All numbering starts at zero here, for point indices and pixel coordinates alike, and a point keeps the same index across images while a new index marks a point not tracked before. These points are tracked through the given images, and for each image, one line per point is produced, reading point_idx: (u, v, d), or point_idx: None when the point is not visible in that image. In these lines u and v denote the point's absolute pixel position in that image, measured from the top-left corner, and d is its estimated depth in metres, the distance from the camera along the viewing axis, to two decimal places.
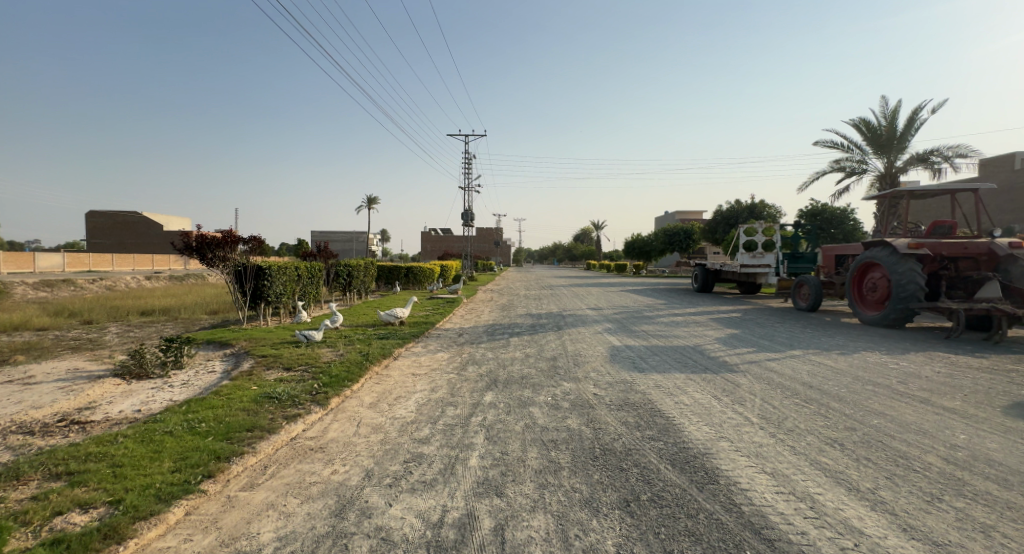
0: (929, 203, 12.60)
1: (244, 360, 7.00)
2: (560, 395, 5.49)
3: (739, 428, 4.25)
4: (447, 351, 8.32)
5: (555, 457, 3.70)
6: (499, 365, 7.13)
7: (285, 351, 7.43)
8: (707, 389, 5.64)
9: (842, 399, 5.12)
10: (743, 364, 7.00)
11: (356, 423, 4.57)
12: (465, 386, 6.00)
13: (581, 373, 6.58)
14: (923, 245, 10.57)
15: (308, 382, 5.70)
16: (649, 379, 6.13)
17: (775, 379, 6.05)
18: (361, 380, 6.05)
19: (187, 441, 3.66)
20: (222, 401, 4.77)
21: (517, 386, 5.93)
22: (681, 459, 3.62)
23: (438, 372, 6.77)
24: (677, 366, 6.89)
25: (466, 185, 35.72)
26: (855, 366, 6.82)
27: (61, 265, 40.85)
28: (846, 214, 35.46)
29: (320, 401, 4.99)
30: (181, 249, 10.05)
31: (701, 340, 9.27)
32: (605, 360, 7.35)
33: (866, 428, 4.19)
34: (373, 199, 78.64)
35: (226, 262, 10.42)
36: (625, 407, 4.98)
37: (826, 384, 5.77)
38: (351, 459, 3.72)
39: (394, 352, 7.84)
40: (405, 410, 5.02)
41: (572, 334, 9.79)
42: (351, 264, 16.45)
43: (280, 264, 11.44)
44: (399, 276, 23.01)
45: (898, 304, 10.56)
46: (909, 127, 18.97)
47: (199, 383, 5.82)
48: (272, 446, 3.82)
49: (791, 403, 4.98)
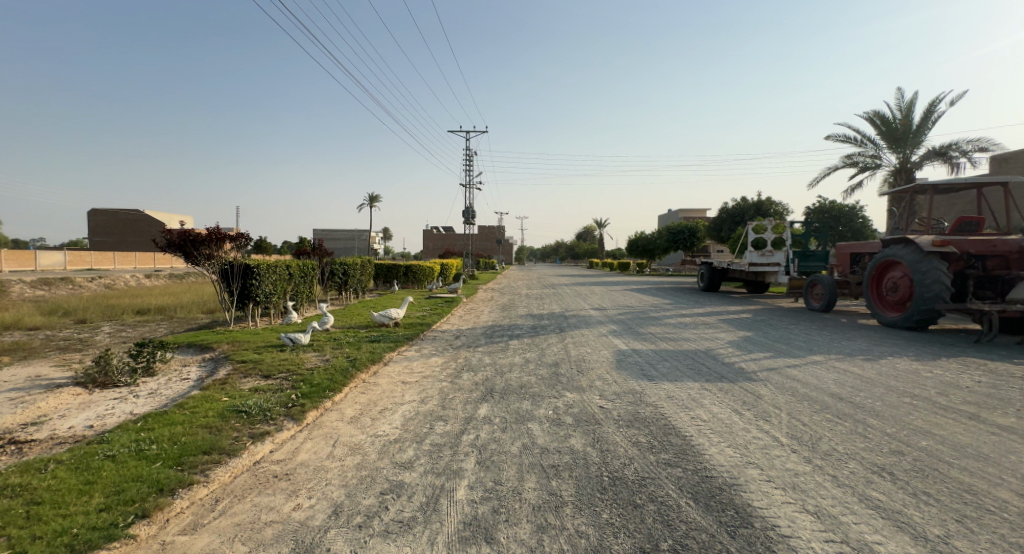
0: (951, 199, 12.01)
1: (222, 366, 6.51)
2: (563, 408, 4.96)
3: (768, 452, 3.71)
4: (442, 355, 7.80)
5: (558, 488, 3.18)
6: (497, 371, 6.60)
7: (267, 357, 6.90)
8: (725, 401, 5.10)
9: (878, 415, 4.58)
10: (762, 372, 6.45)
11: (332, 443, 4.04)
12: (458, 396, 5.47)
13: (586, 381, 6.05)
14: (949, 243, 10.02)
15: (286, 392, 5.18)
16: (660, 390, 5.59)
17: (799, 390, 5.51)
18: (344, 390, 5.52)
19: (129, 469, 3.13)
20: (184, 416, 4.25)
21: (515, 397, 5.40)
22: (706, 492, 3.09)
23: (430, 379, 6.25)
24: (690, 374, 6.35)
25: (468, 183, 35.27)
26: (884, 375, 6.27)
27: (62, 264, 40.53)
28: (854, 212, 34.80)
29: (294, 416, 4.47)
30: (162, 248, 9.50)
31: (713, 343, 8.70)
32: (611, 366, 6.81)
33: (917, 452, 3.65)
34: (376, 198, 78.10)
35: (212, 261, 9.87)
36: (635, 424, 4.45)
37: (858, 396, 5.22)
38: (319, 490, 3.18)
39: (385, 358, 7.32)
40: (389, 426, 4.50)
41: (575, 337, 9.25)
42: (346, 263, 15.91)
43: (269, 262, 10.92)
44: (398, 275, 22.45)
45: (921, 305, 10.00)
46: (925, 119, 18.33)
47: (167, 393, 5.29)
48: (229, 473, 3.30)
49: (823, 419, 4.45)
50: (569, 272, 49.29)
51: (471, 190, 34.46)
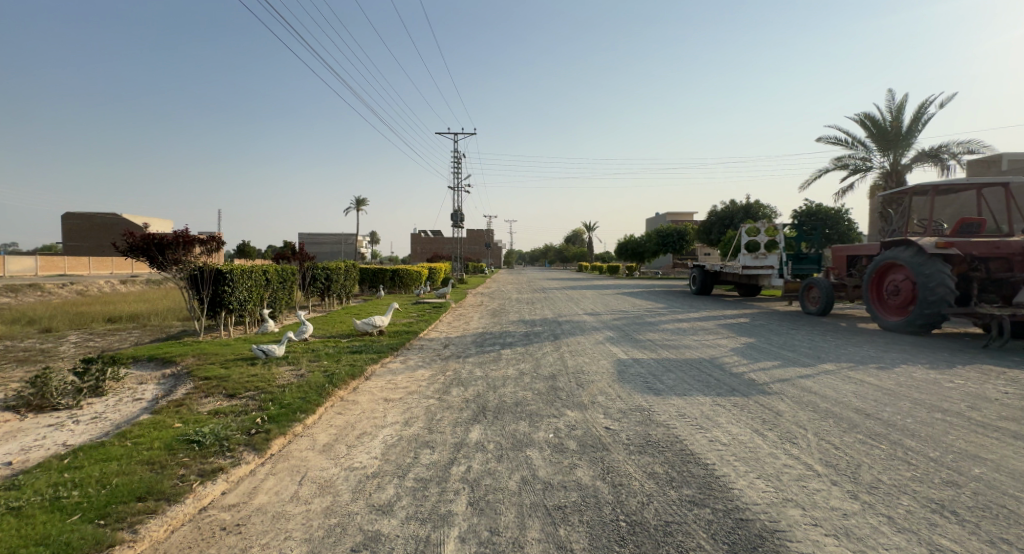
0: (951, 200, 11.68)
1: (183, 383, 5.87)
2: (564, 430, 4.43)
3: (806, 486, 3.20)
4: (430, 367, 7.20)
5: (567, 539, 2.63)
6: (489, 386, 6.03)
7: (234, 372, 6.23)
8: (743, 420, 4.62)
9: (915, 434, 4.11)
10: (775, 384, 5.99)
11: (298, 479, 3.45)
12: (446, 416, 4.89)
13: (587, 396, 5.53)
14: (952, 245, 9.77)
15: (251, 415, 4.56)
16: (669, 407, 5.08)
17: (820, 405, 5.05)
18: (318, 411, 4.91)
19: (34, 528, 2.53)
20: (122, 449, 3.62)
21: (510, 417, 4.85)
22: (745, 542, 2.57)
23: (416, 396, 5.68)
24: (697, 387, 5.87)
25: (455, 186, 34.69)
26: (905, 385, 5.83)
27: (33, 269, 39.09)
28: (840, 214, 35.04)
29: (256, 446, 3.87)
30: (124, 252, 8.62)
31: (716, 351, 8.24)
32: (612, 379, 6.29)
33: (974, 483, 3.17)
34: (362, 201, 76.83)
35: (180, 266, 9.07)
36: (647, 449, 3.93)
37: (885, 412, 4.76)
38: (276, 547, 2.60)
39: (367, 371, 6.69)
40: (367, 456, 3.91)
41: (571, 346, 8.71)
42: (329, 267, 15.23)
43: (243, 268, 10.21)
44: (384, 279, 21.72)
45: (925, 309, 9.68)
46: (916, 122, 18.19)
47: (113, 418, 4.64)
48: (166, 526, 2.71)
49: (856, 441, 3.98)
50: (557, 276, 48.94)
51: (459, 193, 34.03)
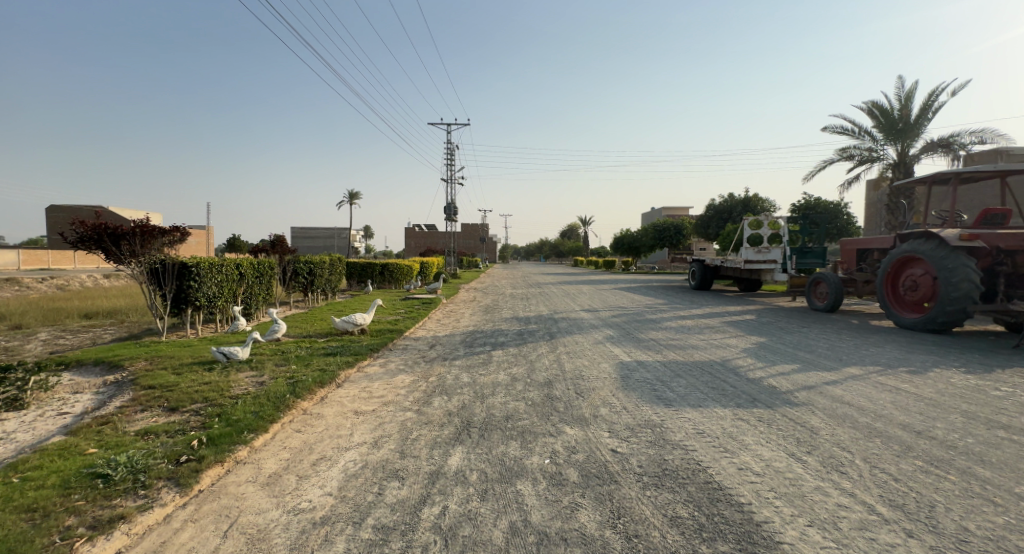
0: (969, 190, 10.96)
1: (123, 393, 5.10)
2: (562, 454, 3.69)
3: (875, 540, 2.49)
4: (412, 372, 6.42)
5: None
6: (476, 396, 5.28)
7: (184, 379, 5.46)
8: (775, 439, 3.90)
9: (984, 461, 3.42)
10: (800, 392, 5.29)
11: (223, 528, 2.70)
12: (423, 435, 4.15)
13: (588, 408, 4.79)
14: (977, 237, 9.11)
15: (186, 437, 3.80)
16: (685, 422, 4.36)
17: (859, 420, 4.35)
18: (271, 429, 4.16)
19: None
20: (3, 488, 2.85)
21: (498, 435, 4.11)
22: None
23: (391, 408, 4.93)
24: (713, 396, 5.14)
25: (448, 177, 33.73)
26: (946, 394, 5.14)
27: (16, 261, 38.04)
28: (838, 209, 34.55)
29: (181, 481, 3.11)
30: (73, 243, 7.73)
31: (727, 352, 7.52)
32: (616, 386, 5.56)
33: None
34: (356, 193, 75.38)
35: (139, 259, 8.21)
36: (664, 481, 3.21)
37: (938, 430, 4.06)
38: None
39: (339, 377, 5.93)
40: (319, 491, 3.16)
41: (568, 346, 7.98)
42: (312, 260, 14.39)
43: (213, 261, 9.39)
44: (373, 274, 20.83)
45: (947, 306, 9.00)
46: (925, 110, 17.43)
47: (21, 439, 3.87)
48: None
49: (917, 470, 3.28)
50: (552, 272, 48.13)
51: (453, 184, 33.28)
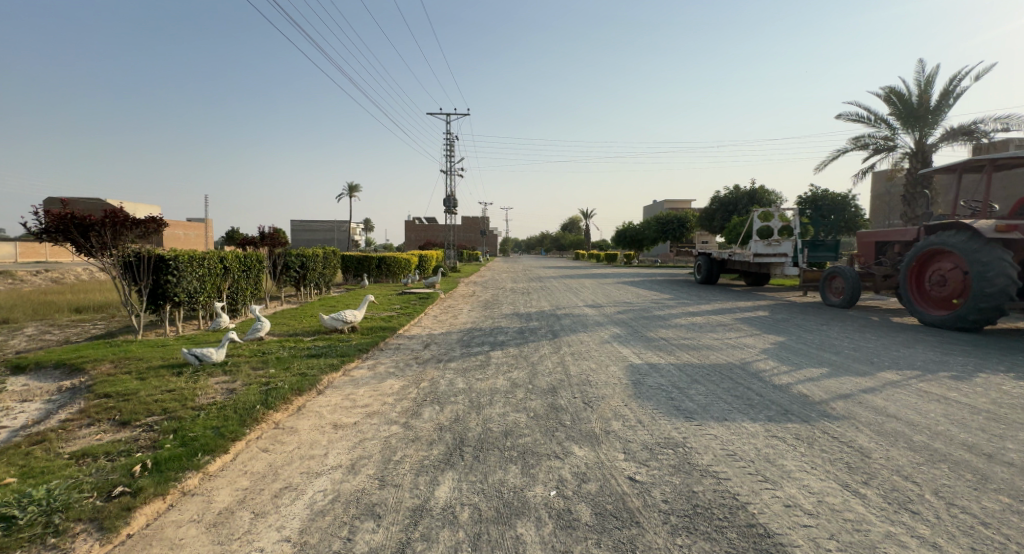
0: (1001, 178, 10.25)
1: (74, 403, 4.53)
2: (572, 484, 3.09)
3: None
4: (401, 376, 5.83)
5: None
6: (471, 406, 4.69)
7: (146, 386, 4.89)
8: (822, 465, 3.30)
9: None
10: (837, 402, 4.69)
11: None
12: (409, 457, 3.56)
13: (598, 422, 4.20)
14: (1015, 230, 8.46)
15: (126, 461, 3.22)
16: (714, 441, 3.76)
17: (916, 439, 3.74)
18: (232, 449, 3.58)
19: None
20: None
21: (496, 457, 3.52)
22: None
23: (374, 420, 4.34)
24: (739, 408, 4.55)
25: (449, 169, 32.94)
26: (1004, 404, 4.53)
27: (12, 254, 37.49)
28: (847, 201, 33.74)
29: (103, 526, 2.53)
30: (37, 235, 7.12)
31: (746, 354, 6.91)
32: (628, 394, 4.96)
33: None
34: (356, 186, 74.55)
35: (110, 252, 7.62)
36: (698, 524, 2.61)
37: (1011, 452, 3.45)
38: None
39: (322, 382, 5.35)
40: (276, 536, 2.58)
41: (572, 346, 7.38)
42: (304, 253, 13.77)
43: (193, 254, 8.80)
44: (370, 267, 20.18)
45: (980, 303, 8.35)
46: (946, 97, 16.67)
47: None
48: None
49: (1008, 511, 2.68)
50: (554, 265, 47.50)
51: (453, 176, 32.54)
